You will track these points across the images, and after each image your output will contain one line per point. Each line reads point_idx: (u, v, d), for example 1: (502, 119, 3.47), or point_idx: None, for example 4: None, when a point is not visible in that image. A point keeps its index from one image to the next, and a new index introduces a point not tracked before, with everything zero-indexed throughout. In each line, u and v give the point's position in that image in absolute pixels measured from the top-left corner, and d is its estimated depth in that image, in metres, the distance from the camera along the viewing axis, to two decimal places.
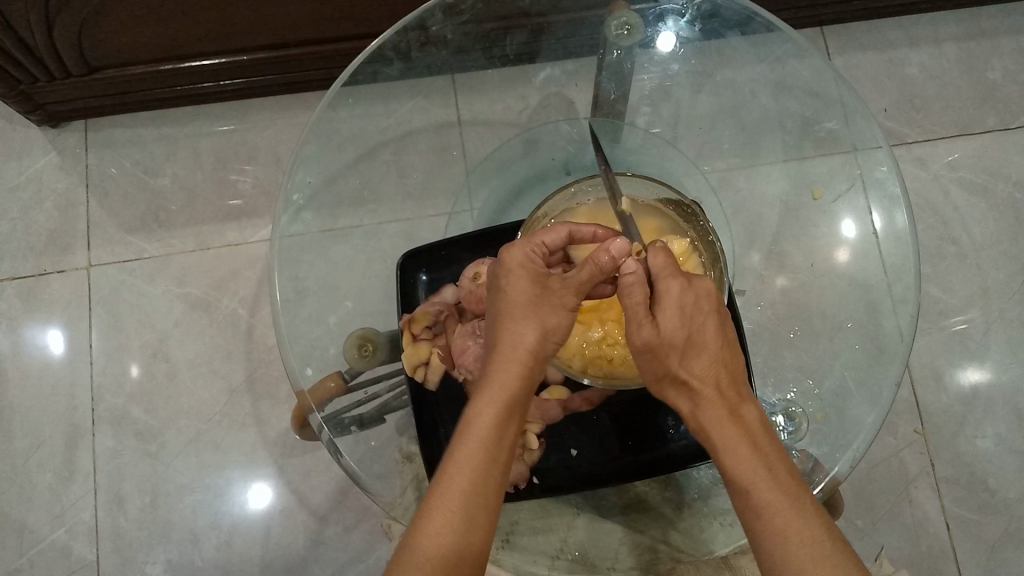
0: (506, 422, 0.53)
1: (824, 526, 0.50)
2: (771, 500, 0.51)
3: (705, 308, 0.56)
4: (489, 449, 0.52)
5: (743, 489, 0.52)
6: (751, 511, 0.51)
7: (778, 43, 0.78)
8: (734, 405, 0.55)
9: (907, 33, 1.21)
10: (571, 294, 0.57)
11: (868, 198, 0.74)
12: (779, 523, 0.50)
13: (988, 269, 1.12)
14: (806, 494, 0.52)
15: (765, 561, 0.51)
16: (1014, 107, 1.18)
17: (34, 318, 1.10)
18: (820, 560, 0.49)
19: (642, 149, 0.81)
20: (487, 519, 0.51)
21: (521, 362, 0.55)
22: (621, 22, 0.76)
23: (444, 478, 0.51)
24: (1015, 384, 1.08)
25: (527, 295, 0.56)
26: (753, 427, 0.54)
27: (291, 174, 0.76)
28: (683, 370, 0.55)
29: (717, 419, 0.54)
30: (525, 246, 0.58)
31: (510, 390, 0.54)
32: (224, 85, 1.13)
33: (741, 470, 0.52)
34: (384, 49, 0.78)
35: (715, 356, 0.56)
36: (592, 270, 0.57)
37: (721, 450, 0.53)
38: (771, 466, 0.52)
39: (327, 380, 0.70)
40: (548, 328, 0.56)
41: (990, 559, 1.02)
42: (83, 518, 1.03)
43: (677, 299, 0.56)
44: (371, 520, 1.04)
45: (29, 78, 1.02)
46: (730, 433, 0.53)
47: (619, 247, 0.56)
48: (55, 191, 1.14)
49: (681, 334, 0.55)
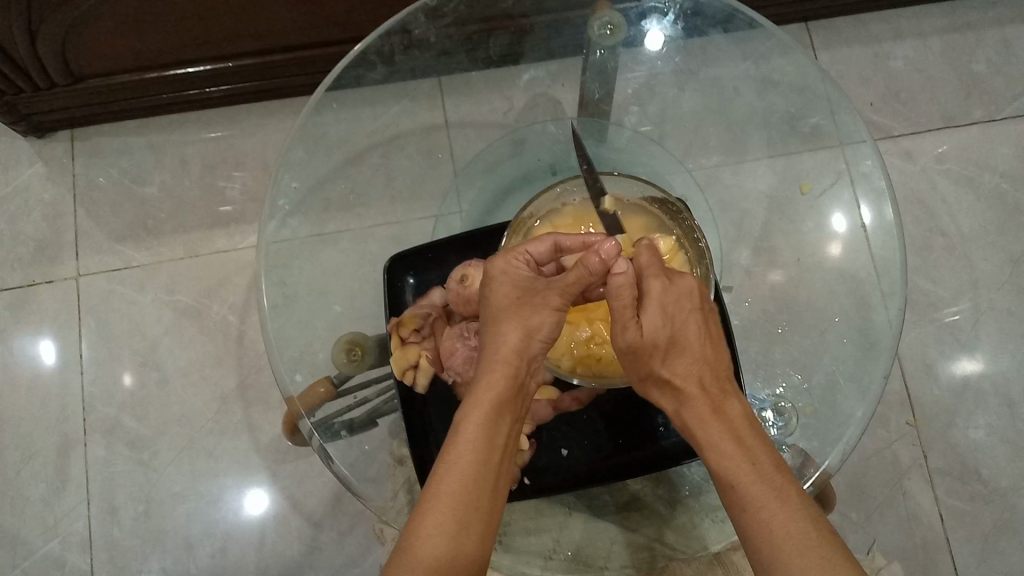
0: (495, 423, 0.54)
1: (812, 519, 0.50)
2: (756, 493, 0.51)
3: (688, 307, 0.56)
4: (483, 451, 0.53)
5: (730, 486, 0.52)
6: (738, 507, 0.52)
7: (762, 40, 0.78)
8: (719, 399, 0.55)
9: (892, 27, 1.21)
10: (558, 295, 0.56)
11: (855, 192, 0.74)
12: (764, 516, 0.50)
13: (977, 260, 1.12)
14: (793, 487, 0.52)
15: (753, 557, 0.51)
16: (999, 99, 1.19)
17: (24, 330, 1.09)
18: (807, 552, 0.49)
19: (629, 148, 0.80)
20: (481, 521, 0.51)
21: (516, 365, 0.56)
22: (603, 21, 0.75)
23: (437, 479, 0.52)
24: (1007, 375, 1.08)
25: (513, 301, 0.57)
26: (737, 423, 0.54)
27: (277, 178, 0.76)
28: (666, 370, 0.55)
29: (700, 416, 0.54)
30: (504, 254, 0.59)
31: (500, 393, 0.55)
32: (209, 93, 1.13)
33: (727, 465, 0.53)
34: (368, 53, 0.77)
35: (697, 354, 0.56)
36: (582, 274, 0.55)
37: (705, 446, 0.54)
38: (755, 461, 0.52)
39: (316, 386, 0.70)
40: (538, 329, 0.56)
41: (985, 550, 1.02)
42: (76, 529, 1.03)
43: (659, 298, 0.56)
44: (366, 524, 1.03)
45: (13, 89, 1.02)
46: (713, 428, 0.54)
47: (610, 249, 0.54)
48: (43, 201, 1.14)
49: (663, 334, 0.55)
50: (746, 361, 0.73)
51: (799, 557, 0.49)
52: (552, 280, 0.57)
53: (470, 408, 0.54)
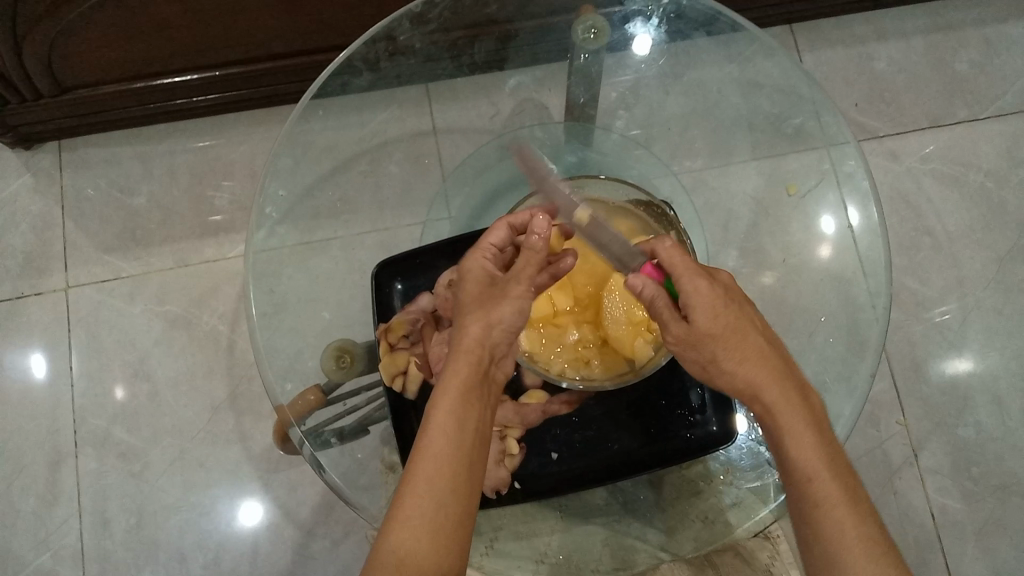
0: (464, 412, 0.54)
1: (875, 521, 0.51)
2: (830, 490, 0.51)
3: (741, 299, 0.57)
4: (454, 437, 0.53)
5: (806, 479, 0.51)
6: (810, 501, 0.51)
7: (745, 43, 0.79)
8: (800, 393, 0.55)
9: (875, 28, 1.22)
10: (519, 283, 0.57)
11: (840, 192, 0.75)
12: (837, 514, 0.50)
13: (964, 259, 1.13)
14: (858, 485, 0.52)
15: (821, 552, 0.50)
16: (982, 98, 1.20)
17: (14, 343, 1.09)
18: (874, 553, 0.49)
19: (615, 152, 0.82)
20: (456, 506, 0.51)
21: (480, 354, 0.56)
22: (587, 25, 0.76)
23: (412, 466, 0.52)
24: (995, 372, 1.09)
25: (477, 295, 0.58)
26: (817, 416, 0.55)
27: (263, 186, 0.77)
28: (734, 355, 0.55)
29: (779, 405, 0.54)
30: (469, 254, 0.61)
31: (466, 379, 0.55)
32: (197, 102, 1.13)
33: (805, 459, 0.52)
34: (353, 60, 0.78)
35: (762, 346, 0.56)
36: (530, 256, 0.58)
37: (785, 437, 0.53)
38: (831, 456, 0.52)
39: (306, 393, 0.71)
40: (502, 319, 0.57)
41: (976, 546, 1.03)
42: (67, 542, 1.02)
43: (710, 294, 0.55)
44: (358, 533, 1.03)
45: (0, 101, 1.02)
46: (794, 418, 0.53)
47: (543, 224, 0.59)
48: (31, 213, 1.14)
49: (722, 321, 0.55)
50: None
51: (867, 556, 0.49)
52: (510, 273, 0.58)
53: (441, 396, 0.54)
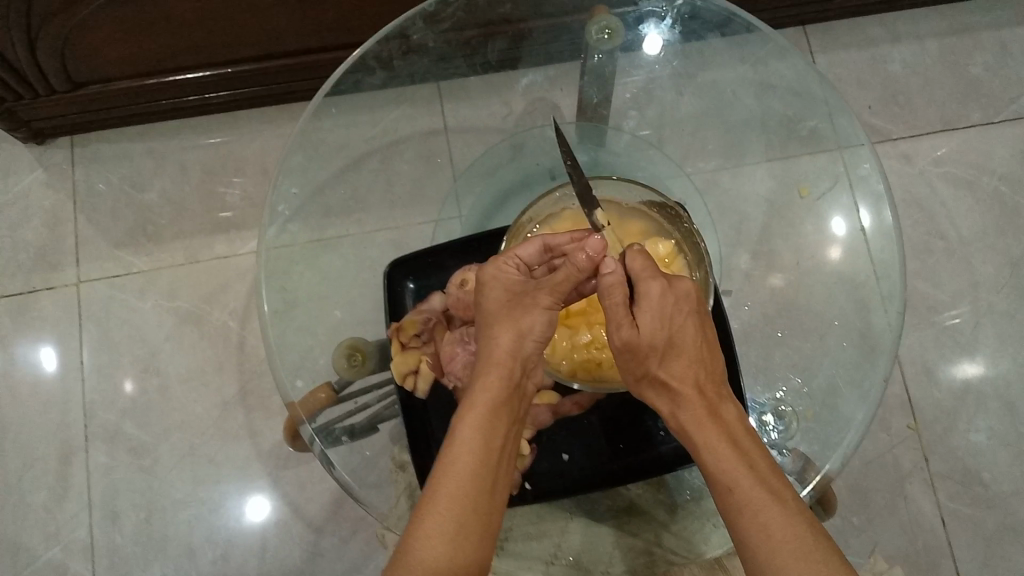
0: (489, 425, 0.54)
1: (809, 524, 0.50)
2: (751, 498, 0.51)
3: (688, 310, 0.56)
4: (479, 453, 0.53)
5: (726, 489, 0.52)
6: (730, 511, 0.51)
7: (759, 44, 0.79)
8: (711, 410, 0.54)
9: (889, 30, 1.21)
10: (548, 294, 0.57)
11: (854, 196, 0.75)
12: (760, 519, 0.50)
13: (976, 263, 1.13)
14: (788, 491, 0.52)
15: (746, 559, 0.50)
16: (997, 102, 1.19)
17: (25, 337, 1.09)
18: (803, 555, 0.49)
19: (628, 153, 0.81)
20: (478, 523, 0.51)
21: (510, 367, 0.56)
22: (601, 26, 0.75)
23: (435, 483, 0.52)
24: (1006, 377, 1.08)
25: (504, 305, 0.58)
26: (733, 427, 0.54)
27: (275, 184, 0.76)
28: (663, 370, 0.55)
29: (696, 418, 0.54)
30: (497, 259, 0.59)
31: (495, 395, 0.55)
32: (210, 98, 1.13)
33: (721, 465, 0.52)
34: (366, 58, 0.78)
35: (695, 356, 0.56)
36: (569, 271, 0.56)
37: (701, 449, 0.53)
38: (752, 465, 0.52)
39: (316, 391, 0.70)
40: (531, 331, 0.57)
41: (986, 552, 1.02)
42: (78, 535, 1.03)
43: (659, 299, 0.55)
44: (367, 530, 1.03)
45: (13, 96, 1.02)
46: (710, 430, 0.53)
47: (597, 246, 0.55)
48: (43, 208, 1.14)
49: (661, 335, 0.55)
50: (746, 364, 0.73)
51: (796, 557, 0.49)
52: (543, 281, 0.58)
53: (467, 410, 0.55)
